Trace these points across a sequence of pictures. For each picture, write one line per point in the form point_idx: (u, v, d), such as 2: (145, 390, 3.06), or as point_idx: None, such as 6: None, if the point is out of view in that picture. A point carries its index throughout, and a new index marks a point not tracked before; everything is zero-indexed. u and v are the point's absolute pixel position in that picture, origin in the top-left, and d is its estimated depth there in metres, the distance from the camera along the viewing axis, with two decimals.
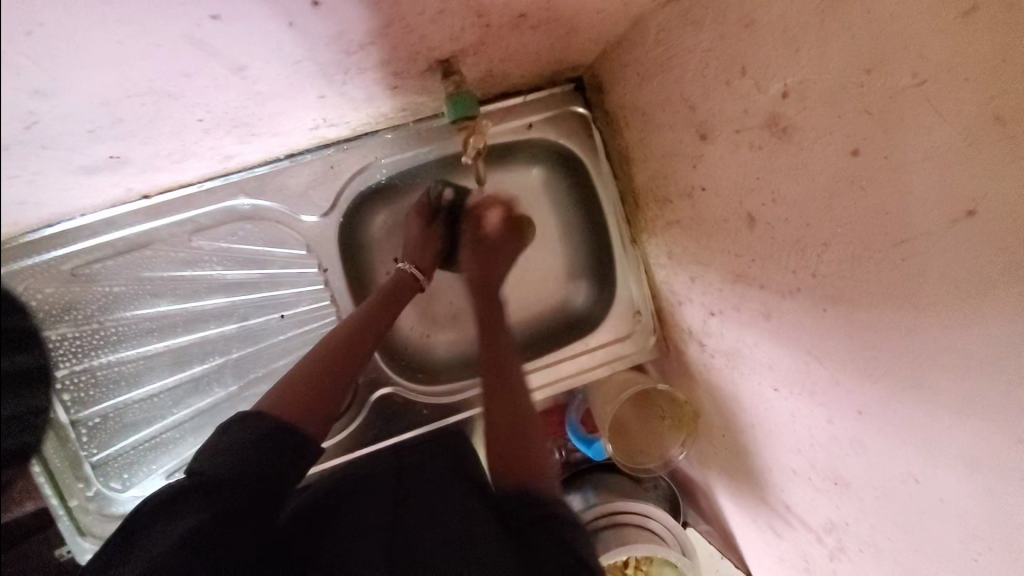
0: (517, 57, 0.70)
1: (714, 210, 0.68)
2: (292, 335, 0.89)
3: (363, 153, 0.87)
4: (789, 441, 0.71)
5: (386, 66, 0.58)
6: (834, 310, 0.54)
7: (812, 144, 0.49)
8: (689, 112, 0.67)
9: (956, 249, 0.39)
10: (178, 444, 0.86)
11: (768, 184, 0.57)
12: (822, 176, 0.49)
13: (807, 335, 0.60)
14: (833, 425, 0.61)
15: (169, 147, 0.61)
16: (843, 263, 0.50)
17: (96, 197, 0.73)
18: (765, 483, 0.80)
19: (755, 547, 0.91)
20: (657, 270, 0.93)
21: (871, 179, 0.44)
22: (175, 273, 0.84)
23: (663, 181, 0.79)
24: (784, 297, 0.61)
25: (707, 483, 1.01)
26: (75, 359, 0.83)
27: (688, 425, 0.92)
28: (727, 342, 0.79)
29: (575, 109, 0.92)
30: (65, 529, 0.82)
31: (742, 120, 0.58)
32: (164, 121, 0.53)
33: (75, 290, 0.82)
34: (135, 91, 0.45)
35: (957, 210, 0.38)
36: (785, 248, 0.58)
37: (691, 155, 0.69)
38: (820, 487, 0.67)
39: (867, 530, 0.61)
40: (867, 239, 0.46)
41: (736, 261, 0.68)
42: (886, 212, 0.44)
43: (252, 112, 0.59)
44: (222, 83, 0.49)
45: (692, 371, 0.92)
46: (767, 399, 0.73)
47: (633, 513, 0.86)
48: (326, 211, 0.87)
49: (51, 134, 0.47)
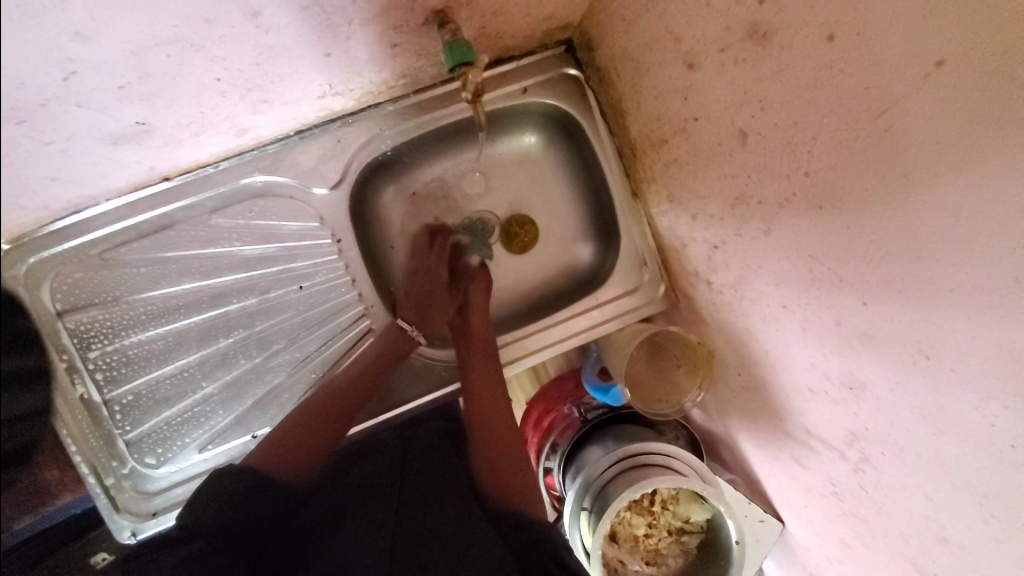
0: (509, 10, 0.75)
1: (709, 137, 0.72)
2: (310, 305, 0.92)
3: (367, 125, 0.92)
4: (802, 359, 0.72)
5: (386, 18, 0.64)
6: (830, 206, 0.56)
7: (794, 41, 0.53)
8: (675, 45, 0.71)
9: (931, 103, 0.43)
10: (209, 418, 0.90)
11: (755, 94, 0.61)
12: (804, 68, 0.53)
13: (808, 240, 0.62)
14: (842, 327, 0.62)
15: (189, 115, 0.66)
16: (833, 151, 0.53)
17: (123, 176, 0.78)
18: (783, 411, 0.81)
19: (780, 485, 0.90)
20: (659, 218, 0.96)
21: (850, 60, 0.48)
22: (197, 251, 0.88)
23: (657, 123, 0.83)
24: (782, 207, 0.64)
25: (728, 431, 1.01)
26: (108, 339, 0.87)
27: (704, 368, 0.94)
28: (733, 272, 0.80)
29: (567, 69, 0.96)
30: (104, 507, 0.85)
31: (725, 38, 0.62)
32: (185, 79, 0.58)
33: (104, 273, 0.86)
34: (161, 37, 0.50)
35: (928, 63, 0.42)
36: (778, 153, 0.61)
37: (682, 87, 0.73)
38: (837, 398, 0.68)
39: (887, 430, 0.62)
40: (852, 118, 0.50)
41: (734, 184, 0.71)
42: (866, 86, 0.48)
43: (265, 72, 0.64)
44: (238, 32, 0.55)
45: (702, 314, 0.94)
46: (777, 320, 0.74)
47: (656, 452, 0.88)
48: (335, 184, 0.91)
49: (87, 88, 0.52)
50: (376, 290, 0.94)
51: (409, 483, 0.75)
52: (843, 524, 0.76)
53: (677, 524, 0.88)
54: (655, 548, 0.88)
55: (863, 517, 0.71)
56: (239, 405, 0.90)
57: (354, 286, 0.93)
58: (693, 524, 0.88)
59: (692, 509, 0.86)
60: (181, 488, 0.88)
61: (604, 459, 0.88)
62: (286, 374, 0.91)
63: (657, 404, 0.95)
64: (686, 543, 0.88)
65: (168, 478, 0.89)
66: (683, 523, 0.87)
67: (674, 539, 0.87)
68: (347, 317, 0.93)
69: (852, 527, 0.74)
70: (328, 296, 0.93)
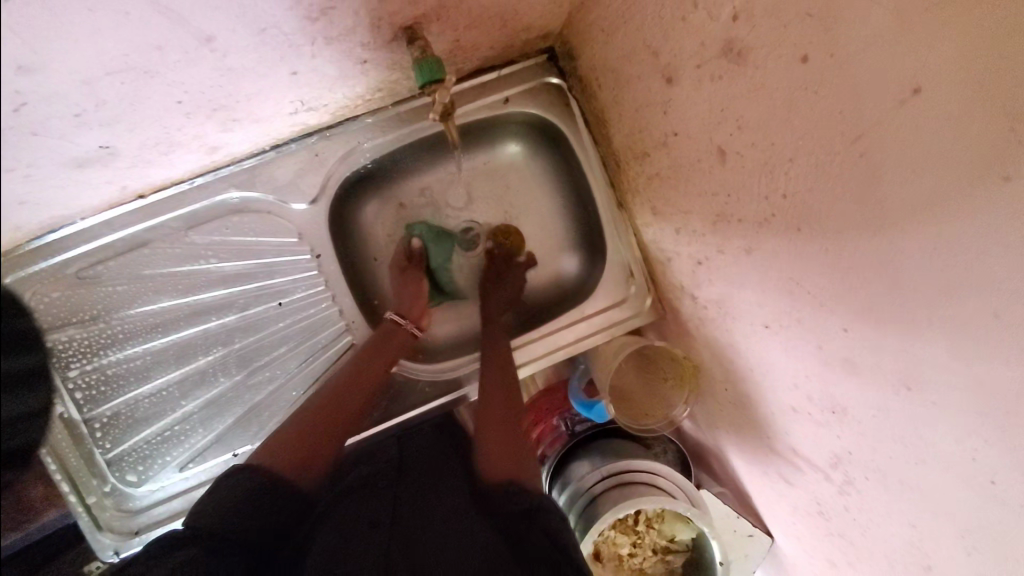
0: (483, 23, 0.73)
1: (689, 153, 0.70)
2: (289, 320, 0.91)
3: (345, 139, 0.90)
4: (786, 380, 0.70)
5: (352, 35, 0.62)
6: (807, 229, 0.55)
7: (768, 61, 0.51)
8: (653, 58, 0.69)
9: (905, 133, 0.41)
10: (189, 436, 0.89)
11: (732, 112, 0.59)
12: (779, 88, 0.51)
13: (788, 261, 0.60)
14: (824, 350, 0.60)
15: (155, 135, 0.65)
16: (809, 175, 0.52)
17: (93, 196, 0.76)
18: (768, 429, 0.79)
19: (768, 501, 0.88)
20: (645, 230, 0.93)
21: (825, 82, 0.46)
22: (175, 268, 0.87)
23: (639, 136, 0.81)
24: (762, 227, 0.62)
25: (717, 444, 0.99)
26: (85, 357, 0.85)
27: (690, 381, 0.92)
28: (716, 288, 0.78)
29: (550, 78, 0.94)
30: (85, 525, 0.85)
31: (701, 54, 0.60)
32: (145, 102, 0.57)
33: (81, 290, 0.85)
34: (112, 65, 0.50)
35: (904, 90, 0.40)
36: (756, 174, 0.59)
37: (661, 101, 0.71)
38: (820, 421, 0.66)
39: (871, 456, 0.60)
40: (827, 142, 0.48)
41: (714, 202, 0.69)
42: (841, 110, 0.46)
43: (230, 92, 0.63)
44: (193, 56, 0.54)
45: (688, 327, 0.92)
46: (760, 339, 0.72)
47: (642, 470, 0.86)
48: (314, 199, 0.89)
49: (41, 118, 0.50)
50: (356, 304, 0.93)
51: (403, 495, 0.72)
52: (830, 544, 0.75)
53: (662, 542, 0.86)
54: (639, 566, 0.86)
55: (849, 538, 0.70)
56: (219, 423, 0.90)
57: (334, 302, 0.92)
58: (679, 542, 0.86)
59: (677, 528, 0.85)
60: (164, 507, 0.88)
61: (588, 476, 0.87)
62: (266, 391, 0.90)
63: (645, 418, 0.94)
64: (671, 561, 0.87)
65: (150, 495, 0.89)
66: (668, 541, 0.86)
67: (659, 559, 0.86)
68: (327, 333, 0.92)
69: (839, 548, 0.73)
70: (308, 312, 0.92)
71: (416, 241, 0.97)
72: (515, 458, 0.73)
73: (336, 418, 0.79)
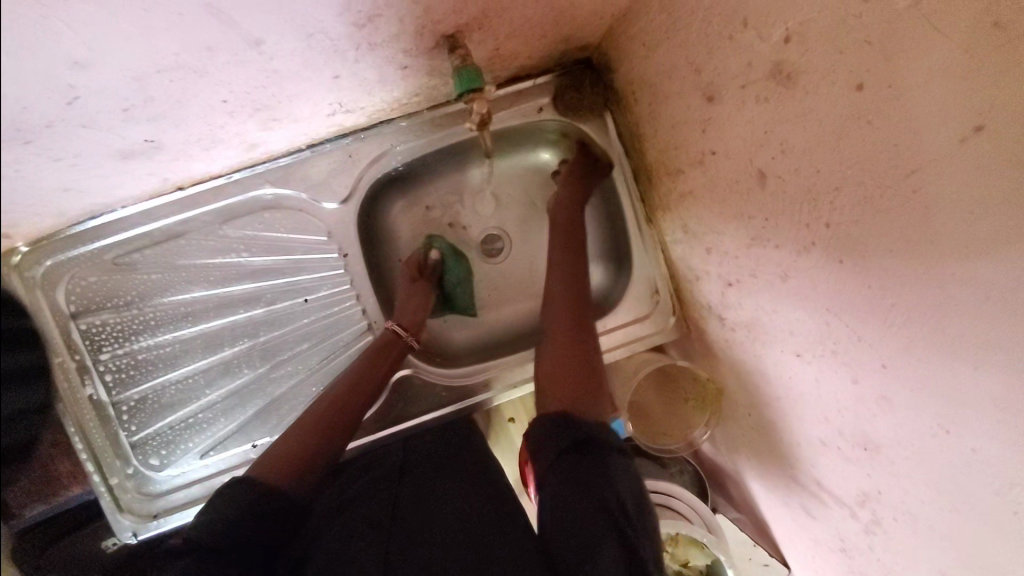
0: (524, 32, 0.73)
1: (726, 173, 0.68)
2: (314, 317, 0.92)
3: (378, 141, 0.91)
4: (816, 411, 0.68)
5: (395, 43, 0.63)
6: (850, 260, 0.53)
7: (820, 86, 0.50)
8: (695, 75, 0.68)
9: (964, 171, 0.39)
10: (211, 425, 0.91)
11: (776, 135, 0.57)
12: (829, 115, 0.50)
13: (826, 290, 0.58)
14: (859, 385, 0.58)
15: (197, 132, 0.66)
16: (855, 205, 0.50)
17: (134, 187, 0.79)
18: (792, 459, 0.77)
19: (787, 534, 0.86)
20: (673, 247, 0.92)
21: (879, 113, 0.45)
22: (208, 260, 0.89)
23: (674, 152, 0.79)
24: (800, 254, 0.60)
25: (736, 469, 0.96)
26: (118, 342, 0.88)
27: (713, 404, 0.90)
28: (746, 311, 0.76)
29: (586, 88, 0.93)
30: (106, 505, 0.87)
31: (747, 74, 0.59)
32: (192, 100, 0.58)
33: (118, 277, 0.88)
34: (162, 65, 0.51)
35: (965, 127, 0.38)
36: (798, 200, 0.57)
37: (700, 119, 0.70)
38: (849, 456, 0.64)
39: (902, 498, 0.57)
40: (877, 174, 0.47)
41: (750, 224, 0.67)
42: (895, 142, 0.44)
43: (272, 93, 0.64)
44: (241, 58, 0.55)
45: (713, 348, 0.90)
46: (790, 367, 0.70)
47: (658, 491, 0.85)
48: (345, 199, 0.90)
49: (91, 111, 0.52)
50: (378, 305, 0.94)
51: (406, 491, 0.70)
52: None
53: None
54: None
55: None
56: (240, 413, 0.91)
57: (358, 302, 0.93)
58: (691, 568, 0.85)
59: (690, 553, 0.84)
60: (183, 492, 0.90)
61: None
62: (288, 385, 0.92)
63: (661, 438, 0.92)
64: None
65: (171, 479, 0.90)
66: (679, 566, 0.84)
67: None
68: (349, 331, 0.93)
69: None
70: (332, 310, 0.93)
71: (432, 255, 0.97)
72: (578, 390, 0.69)
73: (341, 414, 0.80)
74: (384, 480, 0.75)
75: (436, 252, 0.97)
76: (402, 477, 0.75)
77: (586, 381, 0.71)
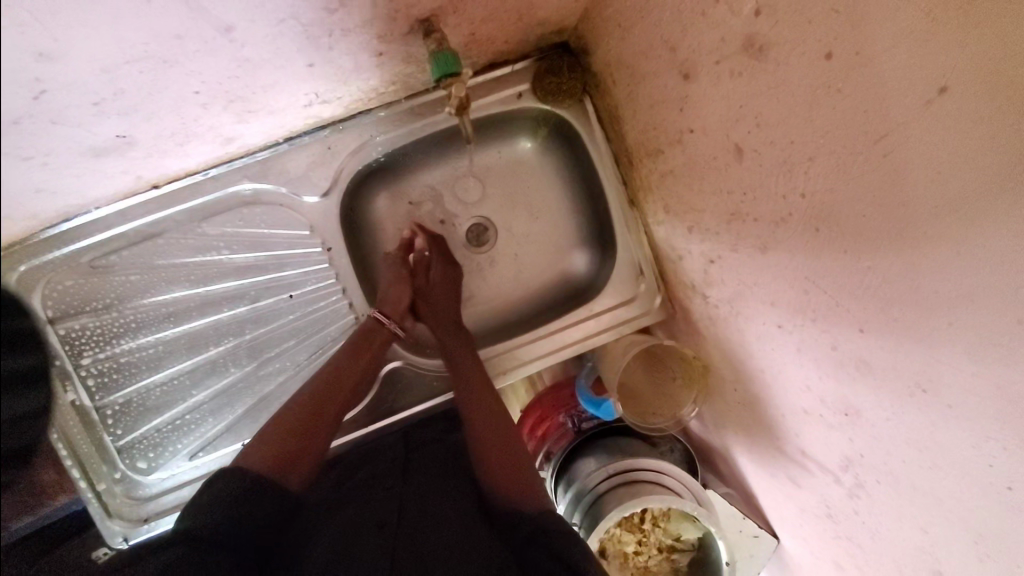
0: (499, 16, 0.73)
1: (704, 150, 0.69)
2: (300, 312, 0.91)
3: (358, 131, 0.90)
4: (798, 381, 0.69)
5: (368, 28, 0.62)
6: (826, 228, 0.54)
7: (790, 59, 0.51)
8: (671, 54, 0.68)
9: (932, 133, 0.41)
10: (199, 426, 0.90)
11: (751, 109, 0.58)
12: (801, 86, 0.51)
13: (804, 261, 0.59)
14: (838, 352, 0.60)
15: (171, 125, 0.65)
16: (829, 175, 0.51)
17: (108, 186, 0.77)
18: (777, 430, 0.79)
19: (776, 504, 0.88)
20: (656, 228, 0.93)
21: (849, 80, 0.46)
22: (188, 259, 0.88)
23: (653, 132, 0.80)
24: (777, 226, 0.61)
25: (724, 444, 0.98)
26: (99, 346, 0.87)
27: (699, 382, 0.92)
28: (729, 287, 0.78)
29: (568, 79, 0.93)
30: (96, 512, 0.86)
31: (720, 50, 0.59)
32: (164, 91, 0.57)
33: (94, 280, 0.86)
34: (131, 54, 0.50)
35: (930, 90, 0.40)
36: (773, 173, 0.58)
37: (677, 98, 0.71)
38: (831, 423, 0.66)
39: (883, 460, 0.59)
40: (848, 141, 0.48)
41: (729, 199, 0.68)
42: (864, 109, 0.45)
43: (245, 83, 0.63)
44: (212, 46, 0.54)
45: (698, 327, 0.92)
46: (773, 340, 0.72)
47: (648, 469, 0.85)
48: (326, 192, 0.90)
49: (60, 107, 0.51)
50: (364, 299, 0.93)
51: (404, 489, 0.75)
52: (836, 546, 0.74)
53: (668, 541, 0.86)
54: (644, 565, 0.86)
55: (857, 542, 0.69)
56: (229, 413, 0.90)
57: (344, 295, 0.92)
58: (685, 541, 0.86)
59: (684, 527, 0.85)
60: (173, 495, 0.89)
61: (595, 474, 0.87)
62: (276, 382, 0.91)
63: (652, 417, 0.93)
64: (677, 561, 0.87)
65: (160, 484, 0.89)
66: (674, 541, 0.86)
67: (664, 557, 0.86)
68: (336, 326, 0.92)
69: (846, 551, 0.72)
70: (318, 305, 0.92)
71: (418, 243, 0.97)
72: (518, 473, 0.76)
73: (326, 410, 0.80)
74: (382, 474, 0.79)
75: (422, 239, 0.97)
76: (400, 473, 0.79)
77: (513, 438, 0.82)
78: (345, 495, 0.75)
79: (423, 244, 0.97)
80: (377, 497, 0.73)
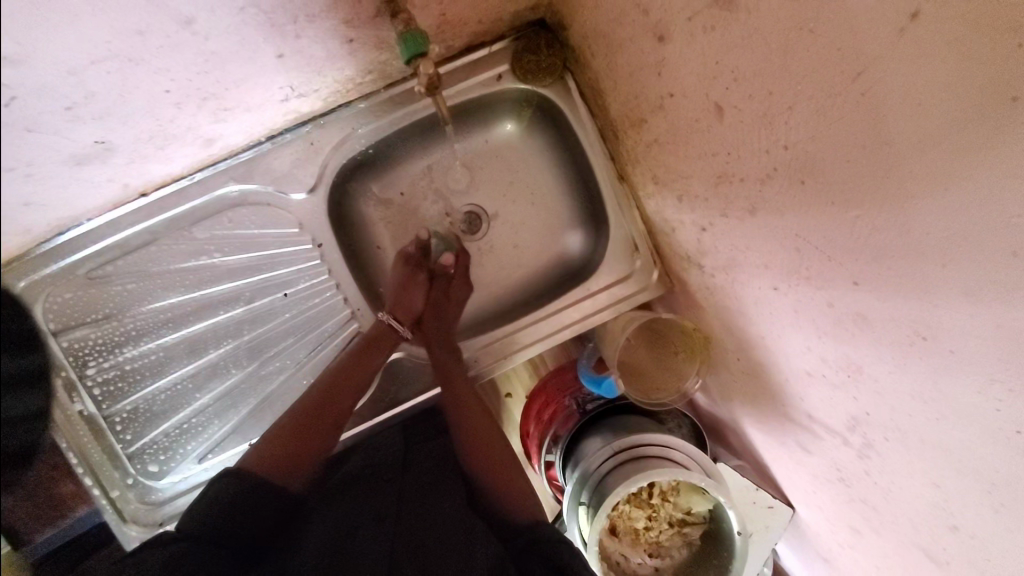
0: None
1: (685, 114, 0.68)
2: (295, 311, 0.92)
3: (340, 125, 0.90)
4: (797, 343, 0.68)
5: (333, 12, 0.66)
6: (812, 179, 0.53)
7: (761, 3, 0.50)
8: (644, 17, 0.68)
9: (909, 61, 0.39)
10: (206, 428, 0.91)
11: (726, 64, 0.57)
12: (774, 33, 0.50)
13: (795, 217, 0.57)
14: (835, 308, 0.58)
15: (150, 128, 0.68)
16: (809, 123, 0.50)
17: (98, 196, 0.78)
18: (782, 396, 0.77)
19: (789, 472, 0.85)
20: (647, 201, 0.91)
21: (820, 18, 0.45)
22: (182, 264, 0.88)
23: (635, 102, 0.79)
24: (765, 183, 0.60)
25: (733, 417, 0.97)
26: (103, 355, 0.88)
27: (702, 352, 0.91)
28: (722, 254, 0.76)
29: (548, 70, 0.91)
30: (111, 519, 0.87)
31: (692, 5, 0.59)
32: (134, 90, 0.60)
33: (93, 291, 0.87)
34: (96, 54, 0.53)
35: (902, 17, 0.38)
36: (754, 127, 0.57)
37: (654, 62, 0.70)
38: (835, 382, 0.64)
39: (887, 415, 0.57)
40: (827, 82, 0.47)
41: (714, 161, 0.67)
42: (840, 47, 0.44)
43: (220, 79, 0.67)
44: (176, 40, 0.58)
45: (698, 298, 0.90)
46: (769, 301, 0.70)
47: (654, 443, 0.84)
48: (313, 188, 0.90)
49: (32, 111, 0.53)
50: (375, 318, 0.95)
51: (404, 490, 0.75)
52: (850, 510, 0.72)
53: (678, 515, 0.85)
54: (656, 540, 0.86)
55: (871, 503, 0.67)
56: (233, 414, 0.91)
57: (339, 291, 0.93)
58: (695, 514, 0.85)
59: (693, 500, 0.84)
60: (187, 497, 0.91)
61: (600, 452, 0.86)
62: (277, 381, 0.92)
63: (656, 393, 0.91)
64: (688, 534, 0.86)
65: (172, 487, 0.91)
66: (684, 514, 0.85)
67: (675, 531, 0.85)
68: (332, 322, 0.93)
69: (860, 514, 0.70)
70: (313, 301, 0.93)
71: (446, 257, 0.96)
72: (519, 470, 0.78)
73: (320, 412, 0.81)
74: (385, 471, 0.80)
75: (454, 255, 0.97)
76: (403, 474, 0.80)
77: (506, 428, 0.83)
78: (344, 490, 0.75)
79: (451, 262, 0.96)
80: (378, 494, 0.74)
